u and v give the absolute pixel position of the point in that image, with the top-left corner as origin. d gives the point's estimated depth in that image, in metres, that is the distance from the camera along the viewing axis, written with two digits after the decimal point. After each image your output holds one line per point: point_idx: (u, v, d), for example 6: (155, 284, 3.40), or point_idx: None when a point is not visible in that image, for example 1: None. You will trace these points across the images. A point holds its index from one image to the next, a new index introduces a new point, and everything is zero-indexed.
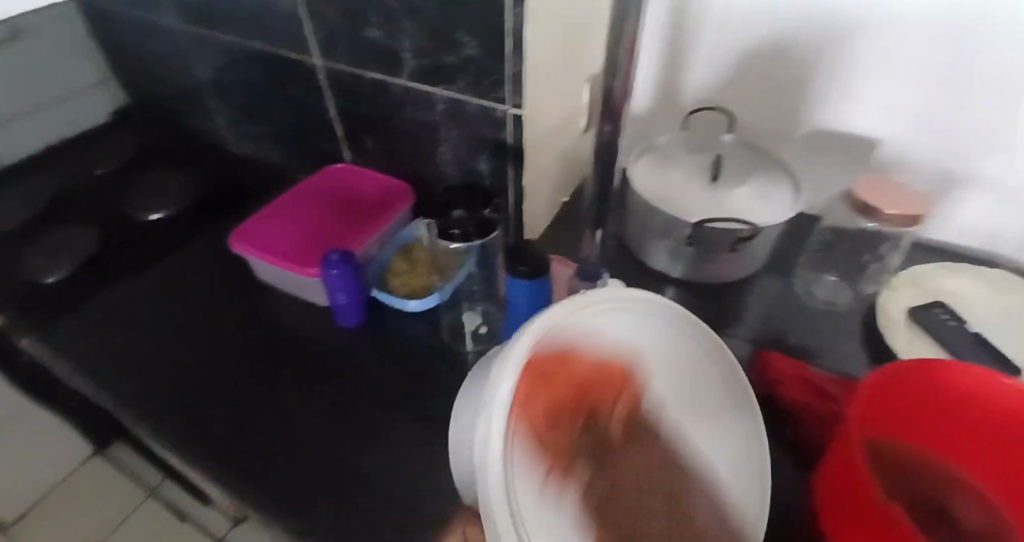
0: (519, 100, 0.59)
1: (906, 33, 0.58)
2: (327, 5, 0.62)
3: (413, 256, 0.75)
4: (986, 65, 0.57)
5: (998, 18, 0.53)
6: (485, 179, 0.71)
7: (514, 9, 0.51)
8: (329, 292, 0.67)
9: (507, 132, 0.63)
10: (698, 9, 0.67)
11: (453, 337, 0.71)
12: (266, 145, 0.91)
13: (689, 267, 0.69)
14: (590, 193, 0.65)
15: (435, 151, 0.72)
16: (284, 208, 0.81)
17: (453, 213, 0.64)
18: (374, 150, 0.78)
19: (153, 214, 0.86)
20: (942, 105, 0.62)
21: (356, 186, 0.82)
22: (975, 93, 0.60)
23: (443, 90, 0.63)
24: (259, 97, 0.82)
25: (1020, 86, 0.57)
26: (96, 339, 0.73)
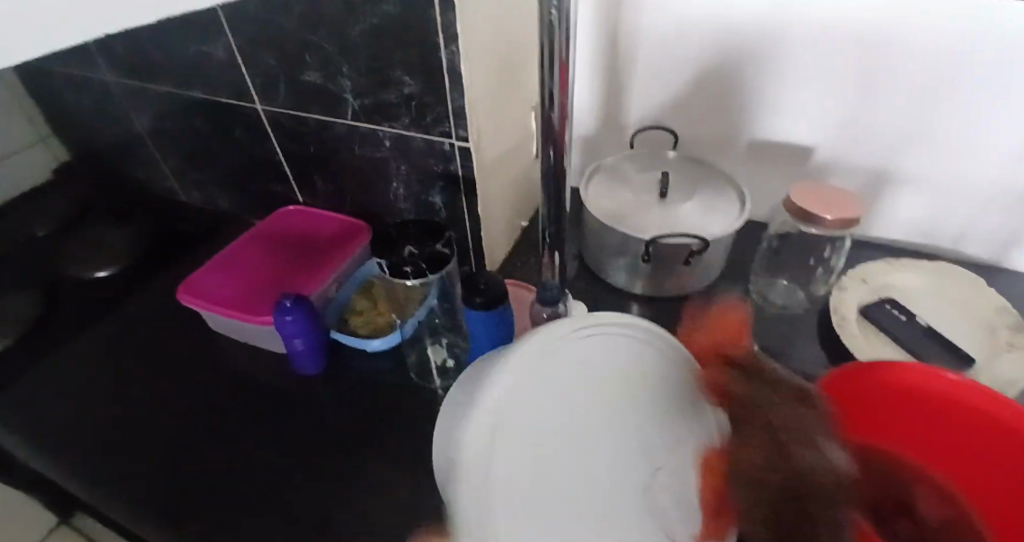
0: (463, 133, 0.59)
1: (830, 40, 0.61)
2: (265, 52, 0.62)
3: (372, 293, 0.75)
4: (904, 65, 0.60)
5: (910, 20, 0.57)
6: (439, 211, 0.71)
7: (448, 46, 0.52)
8: (285, 339, 0.66)
9: (455, 164, 0.63)
10: (632, 32, 0.69)
11: (420, 373, 0.70)
12: (216, 192, 0.89)
13: (647, 284, 0.70)
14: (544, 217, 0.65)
15: (386, 187, 0.72)
16: (238, 255, 0.79)
17: (404, 250, 0.64)
18: (325, 190, 0.77)
19: (100, 271, 0.85)
20: (870, 107, 0.65)
21: (312, 226, 0.80)
22: (897, 95, 0.63)
23: (388, 127, 0.63)
24: (203, 144, 0.81)
25: (939, 83, 0.60)
26: (43, 409, 0.70)
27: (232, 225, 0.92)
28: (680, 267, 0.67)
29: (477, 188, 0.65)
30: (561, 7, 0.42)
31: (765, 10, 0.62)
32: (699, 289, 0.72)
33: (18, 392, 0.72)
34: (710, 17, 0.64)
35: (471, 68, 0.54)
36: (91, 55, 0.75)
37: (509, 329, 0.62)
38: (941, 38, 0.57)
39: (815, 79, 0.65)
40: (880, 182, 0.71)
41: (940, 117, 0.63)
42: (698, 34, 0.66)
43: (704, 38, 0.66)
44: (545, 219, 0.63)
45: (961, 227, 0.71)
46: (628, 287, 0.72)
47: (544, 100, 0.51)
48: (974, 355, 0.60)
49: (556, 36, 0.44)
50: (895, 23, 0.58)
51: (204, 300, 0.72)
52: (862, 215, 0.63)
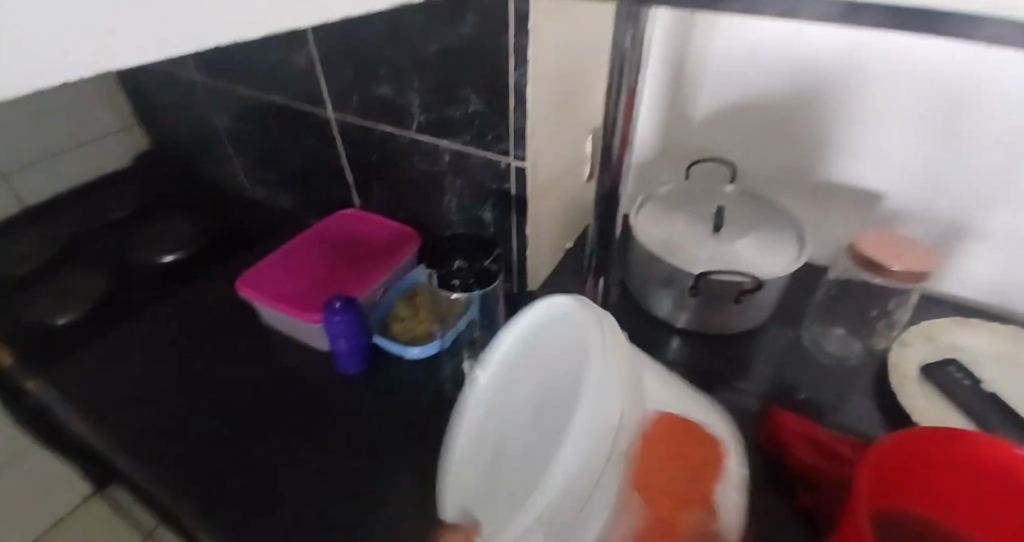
0: (521, 153, 0.60)
1: (913, 84, 0.59)
2: (341, 63, 0.65)
3: (416, 301, 0.75)
4: (992, 117, 0.58)
5: (1001, 73, 0.55)
6: (490, 227, 0.72)
7: (517, 69, 0.53)
8: (330, 338, 0.67)
9: (510, 183, 0.64)
10: (698, 64, 0.69)
11: (454, 386, 0.70)
12: (278, 191, 0.93)
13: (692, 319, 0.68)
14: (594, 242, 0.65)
15: (440, 199, 0.73)
16: (293, 253, 0.82)
17: (453, 263, 0.65)
18: (382, 197, 0.80)
19: (165, 256, 0.89)
20: (951, 158, 0.62)
21: (364, 230, 0.82)
22: (974, 142, 0.60)
23: (448, 142, 0.65)
24: (273, 145, 0.85)
25: None
26: (99, 383, 0.74)
27: (289, 224, 0.96)
28: (730, 305, 0.65)
29: (529, 207, 0.66)
30: (635, 37, 0.43)
31: (839, 50, 0.61)
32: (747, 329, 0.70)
33: (79, 363, 0.76)
34: (781, 54, 0.64)
35: (537, 91, 0.55)
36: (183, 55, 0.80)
37: None
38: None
39: (887, 121, 0.63)
40: (952, 235, 0.68)
41: None
42: (766, 68, 0.65)
43: (772, 73, 0.66)
44: (594, 244, 0.63)
45: None
46: (673, 319, 0.70)
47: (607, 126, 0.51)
48: None
49: (626, 66, 0.45)
50: (988, 72, 0.55)
51: (258, 292, 0.74)
52: (932, 268, 0.60)
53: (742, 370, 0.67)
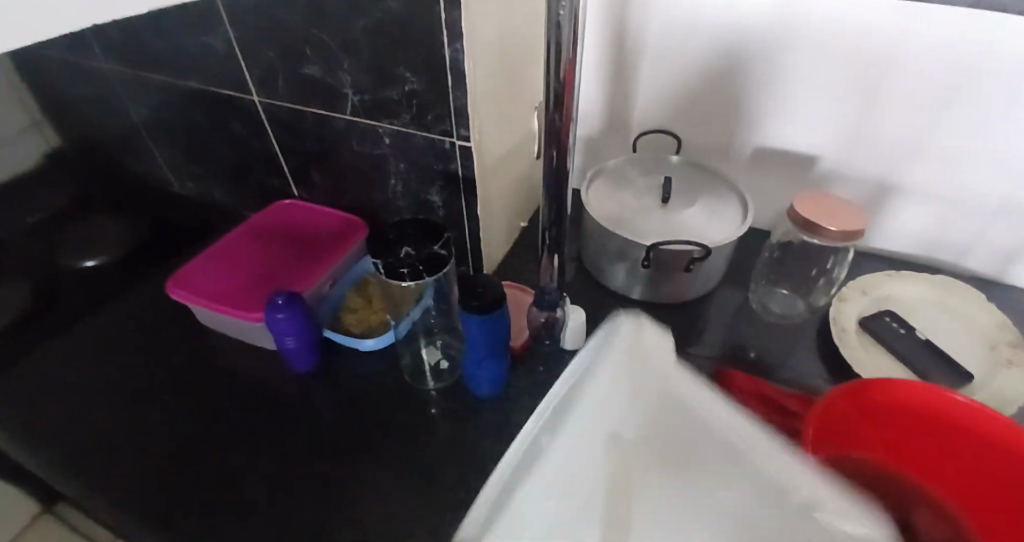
0: (464, 132, 0.58)
1: (832, 47, 0.61)
2: (265, 45, 0.61)
3: (368, 291, 0.75)
4: (901, 79, 0.60)
5: (911, 36, 0.57)
6: (438, 210, 0.70)
7: (452, 45, 0.51)
8: (277, 337, 0.64)
9: (455, 164, 0.62)
10: (638, 36, 0.69)
11: (414, 375, 0.68)
12: (211, 185, 0.88)
13: (646, 291, 0.69)
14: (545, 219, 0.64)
15: (384, 184, 0.71)
16: (231, 250, 0.78)
17: (401, 251, 0.63)
18: (322, 185, 0.76)
19: (90, 261, 0.84)
20: (867, 119, 0.65)
21: (307, 222, 0.79)
22: (893, 102, 0.63)
23: (388, 125, 0.62)
24: (199, 136, 0.80)
25: (937, 99, 0.60)
26: (28, 400, 0.69)
27: (227, 219, 0.91)
28: (680, 274, 0.66)
29: (477, 188, 0.64)
30: (570, 7, 0.41)
31: (768, 14, 0.61)
32: (695, 297, 0.71)
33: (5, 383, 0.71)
34: (715, 25, 0.64)
35: (476, 67, 0.53)
36: (86, 39, 0.73)
37: (504, 334, 0.59)
38: (938, 60, 0.58)
39: (809, 84, 0.65)
40: (880, 193, 0.71)
41: (935, 133, 0.63)
42: (701, 33, 0.65)
43: (706, 41, 0.66)
44: (544, 223, 0.62)
45: (964, 240, 0.71)
46: (626, 292, 0.71)
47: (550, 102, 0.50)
48: (975, 372, 0.59)
49: (564, 36, 0.44)
50: (903, 36, 0.57)
51: (193, 293, 0.70)
52: (864, 227, 0.62)
53: (696, 335, 0.69)
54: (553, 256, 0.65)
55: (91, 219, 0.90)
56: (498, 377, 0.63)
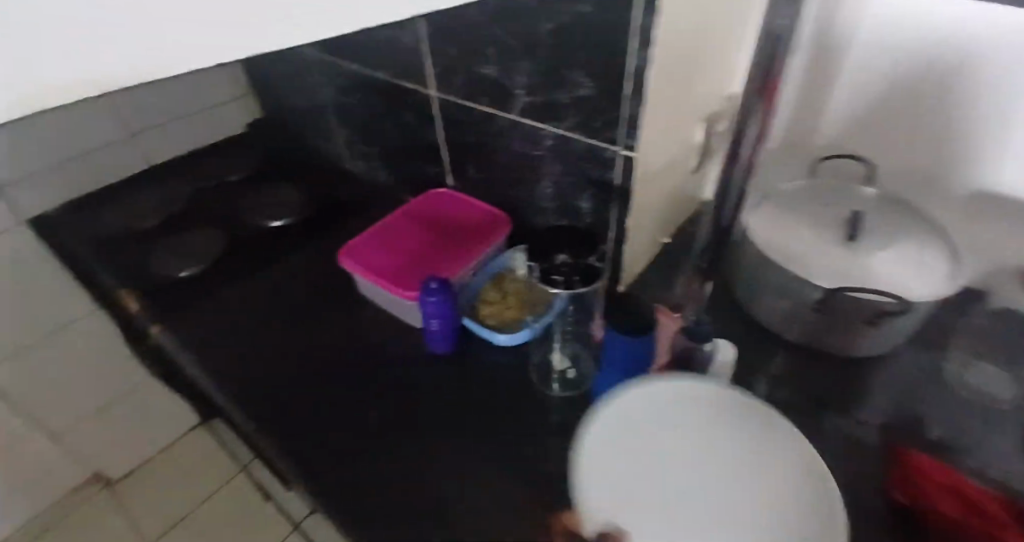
0: (631, 142, 0.55)
1: None
2: (448, 42, 0.63)
3: (504, 285, 0.76)
4: None
5: None
6: (586, 217, 0.68)
7: (638, 53, 0.48)
8: (423, 318, 0.68)
9: (614, 173, 0.60)
10: (841, 49, 0.61)
11: (542, 378, 0.68)
12: (376, 165, 0.95)
13: (798, 335, 0.65)
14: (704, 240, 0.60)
15: (536, 184, 0.71)
16: (388, 228, 0.83)
17: (557, 258, 0.61)
18: (476, 178, 0.79)
19: (275, 222, 0.93)
20: None
21: (456, 211, 0.83)
22: None
23: (551, 127, 0.62)
24: (375, 121, 0.86)
25: None
26: (214, 334, 0.79)
27: (384, 198, 0.98)
28: (862, 326, 0.59)
29: (632, 201, 0.61)
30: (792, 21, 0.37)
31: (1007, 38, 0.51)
32: (862, 351, 0.65)
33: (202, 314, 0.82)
34: (936, 45, 0.55)
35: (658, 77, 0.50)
36: None
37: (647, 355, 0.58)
38: None
39: None
40: None
41: None
42: (920, 48, 0.56)
43: (923, 58, 0.56)
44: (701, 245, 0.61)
45: None
46: (781, 330, 0.67)
47: (739, 120, 0.46)
48: None
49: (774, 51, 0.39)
50: None
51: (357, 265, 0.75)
52: None
53: None
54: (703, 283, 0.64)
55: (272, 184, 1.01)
56: None
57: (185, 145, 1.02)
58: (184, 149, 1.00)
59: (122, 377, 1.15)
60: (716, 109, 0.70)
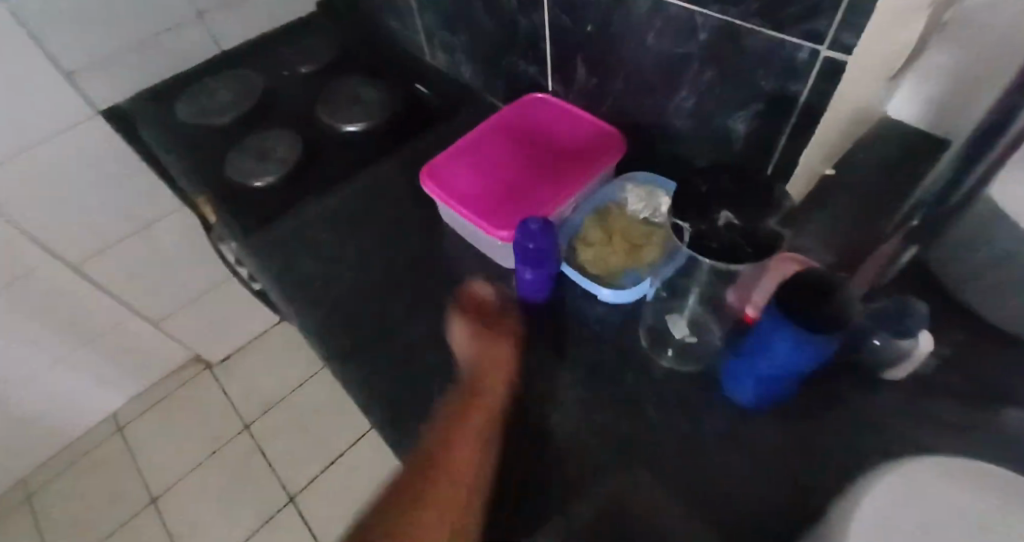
0: (847, 38, 0.37)
1: None
2: None
3: (609, 223, 0.61)
4: None
5: None
6: (739, 142, 0.51)
7: None
8: (517, 264, 0.56)
9: (804, 83, 0.42)
10: None
11: (654, 343, 0.56)
12: (462, 58, 0.80)
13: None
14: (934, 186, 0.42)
15: (673, 93, 0.54)
16: (474, 140, 0.69)
17: (720, 218, 0.37)
18: (589, 80, 0.62)
19: (351, 126, 0.81)
20: None
21: (556, 126, 0.68)
22: None
23: (717, 13, 0.43)
24: (464, 2, 0.69)
25: None
26: (285, 252, 0.68)
27: (470, 99, 0.83)
28: None
29: (820, 125, 0.44)
30: None
31: None
32: None
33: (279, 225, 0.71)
34: None
35: None
36: None
37: (826, 357, 0.43)
38: None
39: None
40: None
41: None
42: None
43: None
44: (921, 196, 0.45)
45: None
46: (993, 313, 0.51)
47: None
48: None
49: None
50: None
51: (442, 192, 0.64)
52: None
53: None
54: (905, 246, 0.48)
55: (345, 77, 0.88)
56: (777, 391, 0.48)
57: (256, 29, 0.94)
58: (252, 35, 0.93)
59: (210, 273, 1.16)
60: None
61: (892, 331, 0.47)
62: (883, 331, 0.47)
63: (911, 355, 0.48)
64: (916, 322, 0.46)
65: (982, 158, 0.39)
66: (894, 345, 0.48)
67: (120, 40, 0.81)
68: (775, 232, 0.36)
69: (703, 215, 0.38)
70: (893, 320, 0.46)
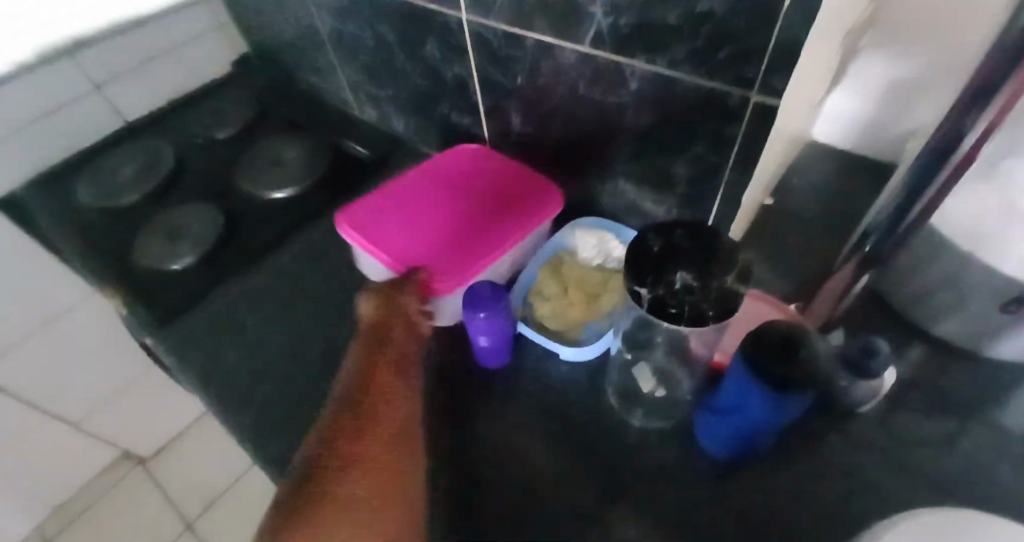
0: (777, 83, 0.36)
1: None
2: None
3: (562, 273, 0.57)
4: None
5: None
6: (683, 185, 0.50)
7: None
8: (469, 334, 0.53)
9: (741, 128, 0.41)
10: None
11: (623, 401, 0.54)
12: (391, 112, 0.76)
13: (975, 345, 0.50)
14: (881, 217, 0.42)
15: (611, 140, 0.52)
16: (402, 182, 0.65)
17: (675, 275, 0.35)
18: (524, 128, 0.60)
19: (277, 192, 0.75)
20: None
21: (491, 170, 0.64)
22: None
23: (645, 63, 0.42)
24: (387, 57, 0.66)
25: None
26: (212, 343, 0.62)
27: (404, 152, 0.80)
28: None
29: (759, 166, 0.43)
30: None
31: None
32: None
33: (204, 312, 0.65)
34: None
35: None
36: None
37: (799, 409, 0.41)
38: None
39: None
40: None
41: None
42: None
43: None
44: (870, 224, 0.44)
45: None
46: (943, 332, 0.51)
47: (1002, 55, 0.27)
48: None
49: None
50: None
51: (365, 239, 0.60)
52: None
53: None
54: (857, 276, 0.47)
55: (267, 139, 0.83)
56: (753, 444, 0.46)
57: (164, 93, 0.87)
58: (160, 101, 0.87)
59: (135, 359, 1.06)
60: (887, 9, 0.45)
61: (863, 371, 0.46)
62: (849, 374, 0.46)
63: (874, 395, 0.48)
64: (880, 363, 0.45)
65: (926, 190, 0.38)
66: (861, 385, 0.47)
67: (8, 125, 0.72)
68: (734, 290, 0.34)
69: (660, 276, 0.35)
70: (860, 364, 0.46)
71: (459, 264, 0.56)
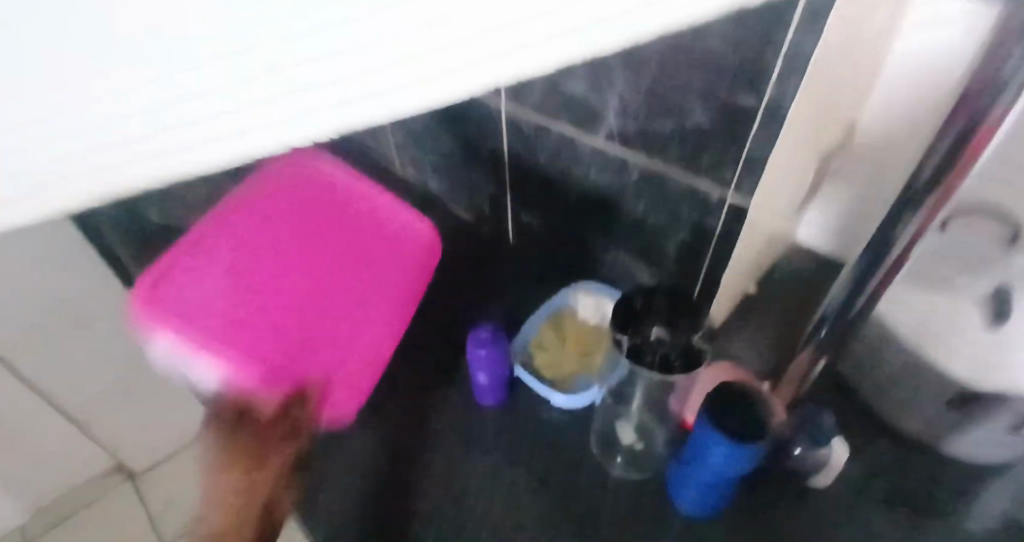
0: (747, 187, 0.46)
1: None
2: None
3: (563, 327, 0.65)
4: None
5: None
6: (671, 261, 0.59)
7: (782, 83, 0.38)
8: (471, 369, 0.60)
9: (718, 219, 0.50)
10: None
11: (604, 450, 0.59)
12: None
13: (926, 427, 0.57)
14: (829, 305, 0.50)
15: (613, 217, 0.61)
16: (236, 237, 0.59)
17: (652, 330, 0.43)
18: (539, 199, 0.67)
19: None
20: None
21: (349, 208, 0.64)
22: None
23: (643, 159, 0.52)
24: None
25: None
26: None
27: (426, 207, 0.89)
28: (1002, 432, 0.53)
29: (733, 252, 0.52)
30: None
31: None
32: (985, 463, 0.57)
33: None
34: None
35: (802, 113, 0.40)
36: None
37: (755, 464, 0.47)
38: None
39: None
40: None
41: None
42: None
43: None
44: (824, 312, 0.51)
45: None
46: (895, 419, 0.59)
47: None
48: None
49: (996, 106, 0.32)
50: None
51: (197, 350, 0.50)
52: None
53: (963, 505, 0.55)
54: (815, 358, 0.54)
55: None
56: (716, 496, 0.52)
57: None
58: None
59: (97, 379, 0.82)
60: (842, 138, 0.56)
61: (809, 436, 0.53)
62: (801, 438, 0.53)
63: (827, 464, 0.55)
64: (825, 428, 0.53)
65: (864, 287, 0.46)
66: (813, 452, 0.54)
67: None
68: (697, 346, 0.42)
69: (639, 329, 0.43)
70: (809, 429, 0.53)
71: (353, 337, 0.56)
